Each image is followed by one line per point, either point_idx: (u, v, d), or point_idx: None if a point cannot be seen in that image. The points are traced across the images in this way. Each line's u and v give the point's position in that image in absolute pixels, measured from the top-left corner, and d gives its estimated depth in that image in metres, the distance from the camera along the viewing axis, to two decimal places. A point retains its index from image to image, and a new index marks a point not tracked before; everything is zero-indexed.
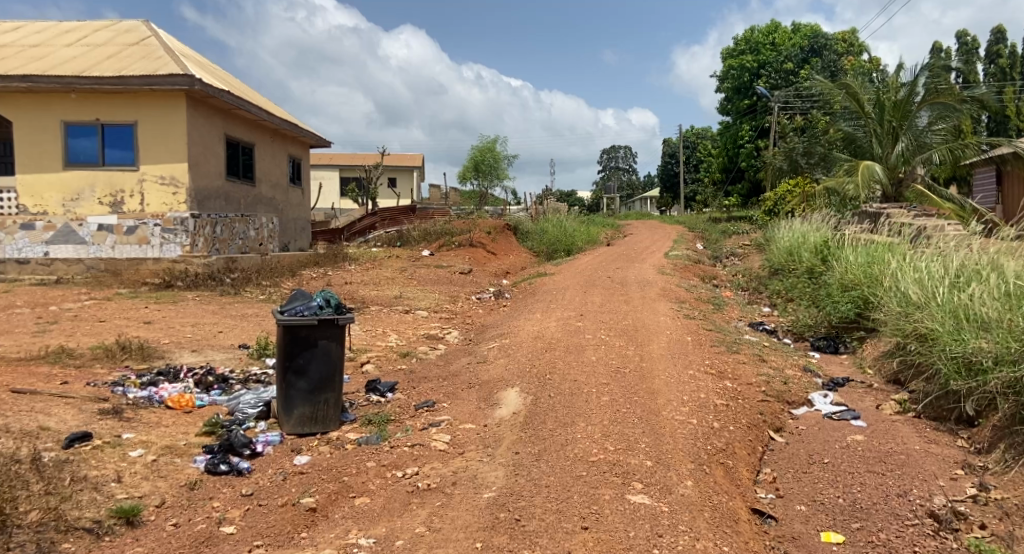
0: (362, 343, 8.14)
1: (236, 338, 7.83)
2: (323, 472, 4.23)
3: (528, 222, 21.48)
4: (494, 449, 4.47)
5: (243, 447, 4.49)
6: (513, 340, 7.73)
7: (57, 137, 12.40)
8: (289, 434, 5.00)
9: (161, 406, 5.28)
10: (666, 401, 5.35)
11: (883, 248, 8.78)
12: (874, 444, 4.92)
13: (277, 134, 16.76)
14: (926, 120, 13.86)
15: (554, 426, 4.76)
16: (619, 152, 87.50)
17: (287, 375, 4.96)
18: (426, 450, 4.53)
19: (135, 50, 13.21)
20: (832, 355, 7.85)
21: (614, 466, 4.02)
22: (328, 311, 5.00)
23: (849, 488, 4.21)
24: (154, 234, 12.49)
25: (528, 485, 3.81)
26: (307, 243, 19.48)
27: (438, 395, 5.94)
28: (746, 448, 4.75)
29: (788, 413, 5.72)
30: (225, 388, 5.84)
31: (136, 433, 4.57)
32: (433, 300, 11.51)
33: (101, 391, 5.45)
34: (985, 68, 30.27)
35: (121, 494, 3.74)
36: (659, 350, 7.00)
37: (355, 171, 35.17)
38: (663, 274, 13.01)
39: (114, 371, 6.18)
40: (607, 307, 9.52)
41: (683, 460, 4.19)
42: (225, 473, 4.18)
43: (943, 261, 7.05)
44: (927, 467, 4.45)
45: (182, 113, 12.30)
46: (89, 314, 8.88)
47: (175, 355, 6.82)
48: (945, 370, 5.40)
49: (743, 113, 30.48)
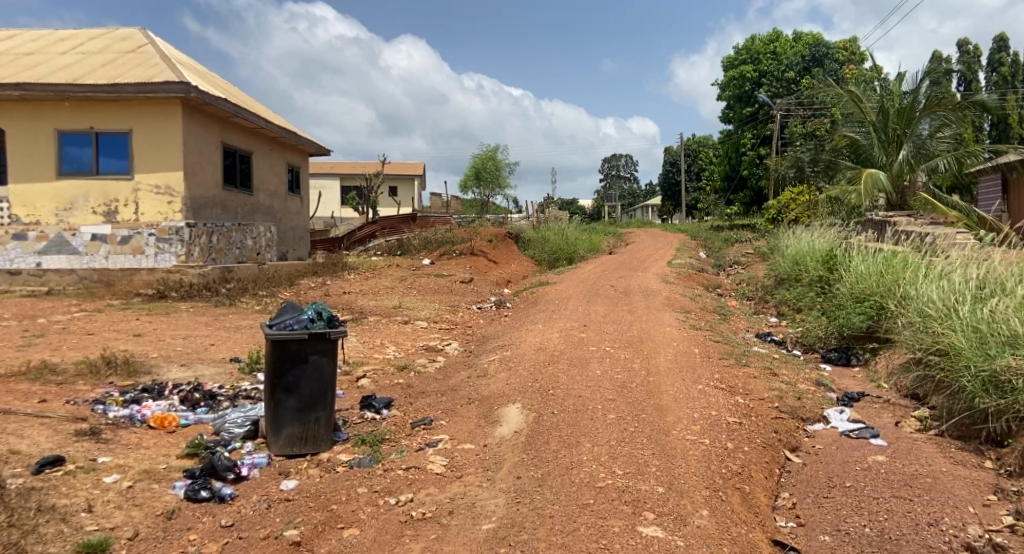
0: (359, 356, 7.86)
1: (228, 352, 7.55)
2: (310, 499, 3.96)
3: (529, 231, 21.24)
4: (494, 473, 4.18)
5: (226, 471, 4.23)
6: (514, 352, 7.45)
7: (50, 145, 12.18)
8: (277, 455, 4.74)
9: (142, 426, 5.00)
10: (675, 419, 5.06)
11: (896, 256, 8.49)
12: (898, 466, 4.63)
13: (275, 142, 16.57)
14: (928, 129, 13.60)
15: (558, 447, 4.48)
16: (621, 161, 87.10)
17: (276, 392, 4.68)
18: (422, 473, 4.25)
19: (131, 57, 13.03)
20: (845, 368, 7.58)
21: (623, 493, 3.74)
22: (320, 325, 4.73)
23: (876, 516, 3.93)
24: (149, 244, 12.20)
25: (530, 514, 3.54)
26: (306, 253, 19.29)
27: (436, 412, 5.67)
28: (762, 470, 4.47)
29: (803, 431, 5.44)
30: (213, 405, 5.57)
31: (113, 456, 4.29)
32: (433, 310, 11.27)
33: (80, 410, 5.17)
34: (988, 76, 30.12)
35: (91, 526, 3.45)
36: (666, 364, 6.72)
37: (356, 179, 35.09)
38: (667, 283, 12.75)
39: (98, 387, 5.91)
40: (611, 318, 9.26)
41: (696, 486, 3.91)
42: (206, 500, 3.91)
43: (961, 271, 6.79)
44: (956, 493, 4.16)
45: (177, 120, 12.10)
46: (79, 326, 8.63)
47: (163, 371, 6.54)
48: (971, 387, 5.12)
49: (746, 121, 30.18)
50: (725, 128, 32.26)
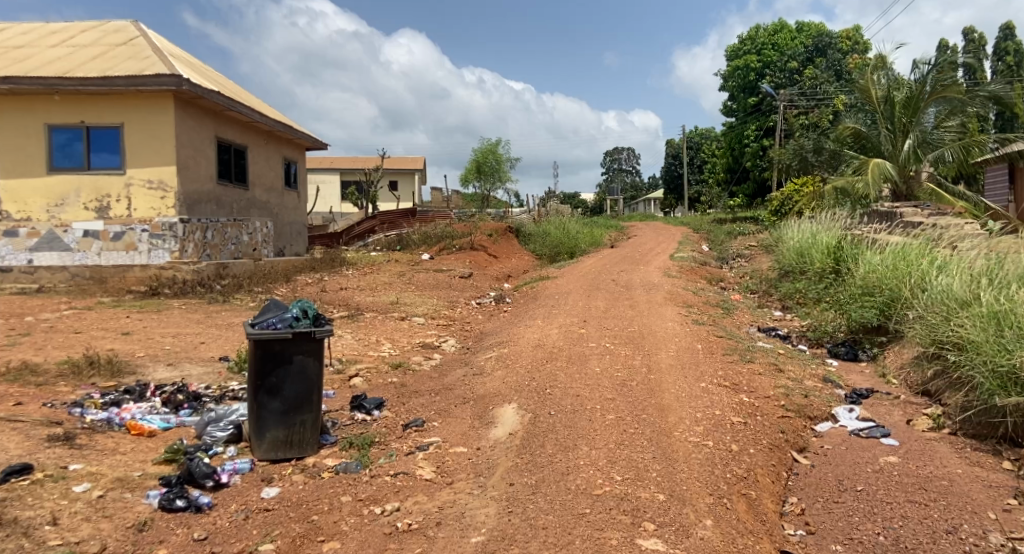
0: (352, 354, 7.64)
1: (217, 351, 7.32)
2: (291, 509, 3.75)
3: (530, 225, 21.00)
4: (486, 480, 3.97)
5: (205, 478, 4.02)
6: (512, 349, 7.22)
7: (40, 139, 11.94)
8: (261, 460, 4.52)
9: (119, 431, 4.78)
10: (677, 420, 4.84)
11: (906, 247, 8.20)
12: (911, 468, 4.41)
13: (271, 136, 16.32)
14: (935, 118, 13.33)
15: (554, 451, 4.26)
16: (622, 154, 86.27)
17: (259, 394, 4.47)
18: (411, 480, 4.04)
19: (123, 50, 12.78)
20: (852, 363, 7.31)
21: (622, 502, 3.52)
22: (305, 324, 4.50)
23: (890, 523, 3.70)
24: (142, 240, 12.03)
25: (522, 526, 3.32)
26: (304, 248, 19.04)
27: (430, 413, 5.44)
28: (769, 474, 4.25)
29: (810, 430, 5.22)
30: (196, 407, 5.35)
31: (85, 464, 4.08)
32: (430, 306, 11.01)
33: (56, 413, 4.97)
34: (993, 65, 29.89)
35: (54, 540, 3.24)
36: (668, 360, 6.49)
37: (356, 174, 34.82)
38: (669, 277, 12.47)
39: (78, 389, 5.70)
40: (611, 313, 9.02)
41: (700, 493, 3.68)
42: (182, 510, 3.71)
43: (975, 262, 6.56)
44: (972, 497, 3.94)
45: (169, 114, 11.88)
46: (66, 325, 8.42)
47: (148, 371, 6.33)
48: (987, 384, 4.88)
49: (749, 113, 29.75)
50: (728, 119, 31.90)
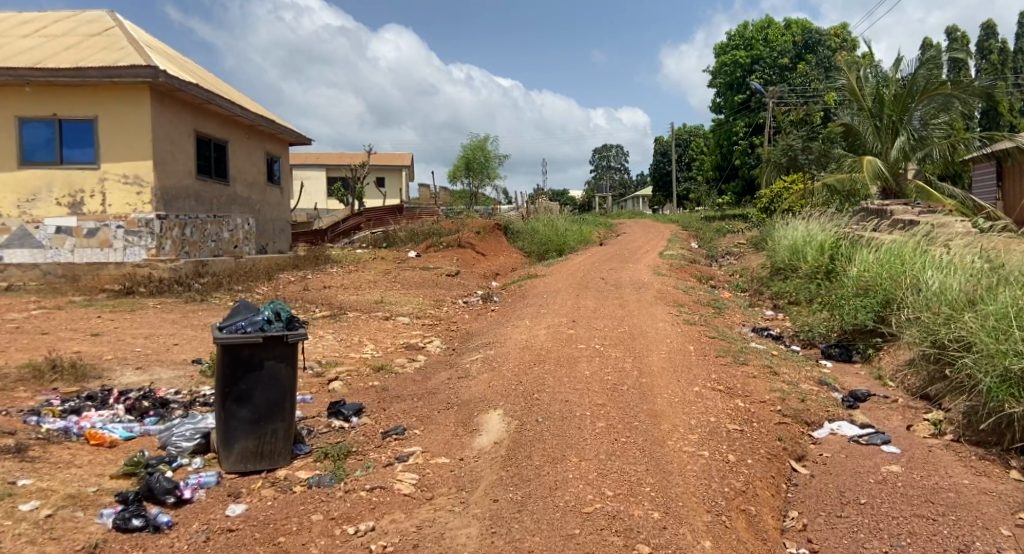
0: (333, 355, 7.37)
1: (191, 352, 7.02)
2: (257, 528, 3.47)
3: (518, 223, 20.71)
4: (468, 495, 3.72)
5: (166, 494, 3.74)
6: (499, 351, 6.96)
7: (10, 132, 11.51)
8: (229, 473, 4.24)
9: (78, 441, 4.49)
10: (671, 427, 4.61)
11: (901, 245, 8.00)
12: (915, 478, 4.20)
13: (253, 130, 15.93)
14: (924, 114, 13.19)
15: (542, 462, 4.00)
16: (611, 152, 86.33)
17: (227, 402, 4.18)
18: (388, 495, 3.77)
19: (97, 40, 12.36)
20: (846, 364, 7.15)
21: (613, 521, 3.27)
22: (277, 327, 4.21)
23: (898, 540, 3.49)
24: (117, 237, 11.68)
25: (506, 549, 3.07)
26: (288, 245, 18.63)
27: (411, 420, 5.17)
28: (768, 486, 4.03)
29: (808, 437, 5.01)
30: (163, 414, 5.06)
31: (36, 479, 3.77)
32: (416, 305, 10.75)
33: (10, 422, 4.66)
34: (978, 64, 30.08)
35: None
36: (659, 363, 6.26)
37: (342, 170, 34.43)
38: (659, 275, 12.30)
39: (38, 395, 5.39)
40: (601, 313, 8.79)
41: (697, 510, 3.45)
42: (139, 530, 3.43)
43: (971, 260, 6.37)
44: (982, 511, 3.73)
45: (145, 107, 11.49)
46: (33, 325, 8.06)
47: (115, 375, 6.02)
48: (992, 387, 4.66)
49: (737, 110, 29.56)
50: (716, 116, 31.86)
